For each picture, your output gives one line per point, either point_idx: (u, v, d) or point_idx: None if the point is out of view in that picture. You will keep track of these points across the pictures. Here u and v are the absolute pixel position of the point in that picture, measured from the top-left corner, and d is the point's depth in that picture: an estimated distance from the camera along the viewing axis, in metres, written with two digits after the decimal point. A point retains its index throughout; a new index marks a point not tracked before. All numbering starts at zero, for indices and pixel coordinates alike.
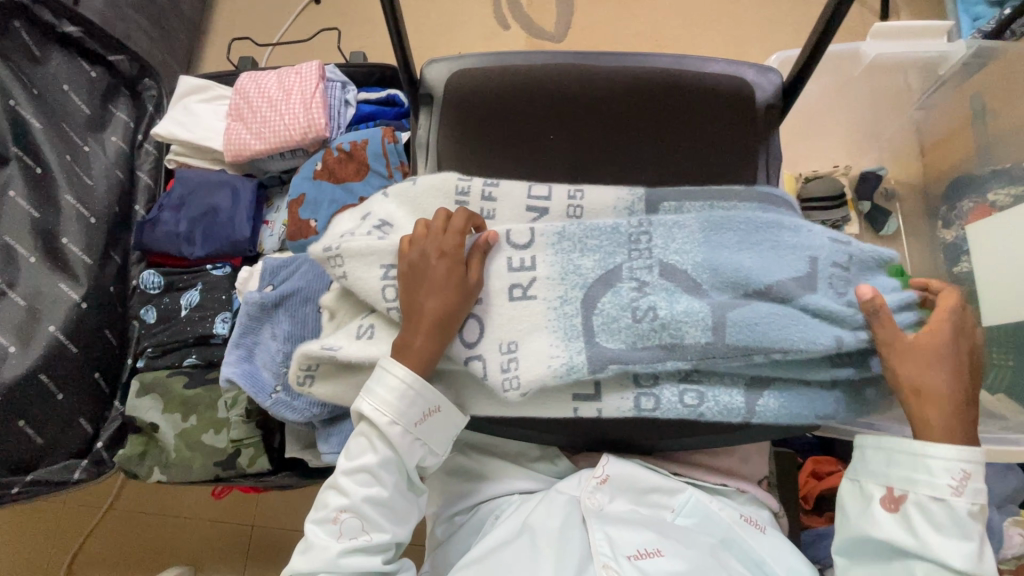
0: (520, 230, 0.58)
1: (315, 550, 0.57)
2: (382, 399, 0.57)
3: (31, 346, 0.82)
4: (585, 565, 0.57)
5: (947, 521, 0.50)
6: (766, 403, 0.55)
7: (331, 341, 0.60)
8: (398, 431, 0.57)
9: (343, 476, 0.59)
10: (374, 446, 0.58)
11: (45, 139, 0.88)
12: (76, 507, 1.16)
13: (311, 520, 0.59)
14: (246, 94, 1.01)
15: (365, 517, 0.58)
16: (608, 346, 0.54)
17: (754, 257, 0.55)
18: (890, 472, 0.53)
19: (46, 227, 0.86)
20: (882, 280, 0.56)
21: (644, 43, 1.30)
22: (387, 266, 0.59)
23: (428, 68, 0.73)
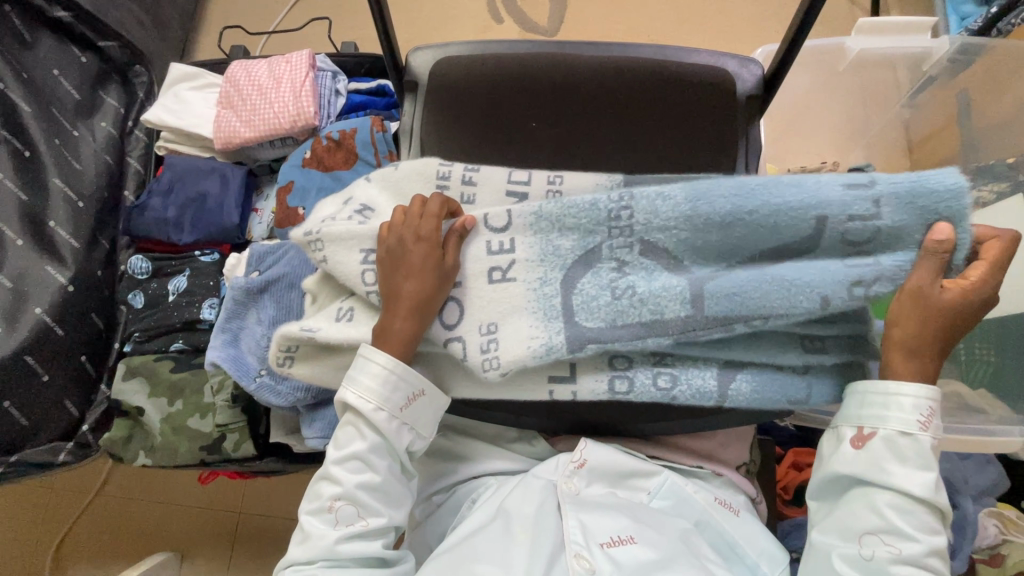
0: (499, 214, 0.59)
1: (313, 539, 0.58)
2: (365, 385, 0.58)
3: (17, 328, 0.82)
4: (557, 553, 0.57)
5: (911, 454, 0.52)
6: (741, 382, 0.55)
7: (311, 322, 0.60)
8: (384, 416, 0.58)
9: (334, 466, 0.59)
10: (363, 433, 0.59)
11: (34, 123, 0.88)
12: (64, 491, 1.16)
13: (306, 511, 0.60)
14: (236, 81, 1.02)
15: (360, 503, 0.58)
16: (587, 325, 0.55)
17: (744, 227, 0.53)
18: (863, 412, 0.54)
19: (34, 210, 0.86)
20: (924, 204, 0.50)
21: (636, 35, 1.31)
22: (367, 251, 0.60)
23: (413, 56, 0.74)
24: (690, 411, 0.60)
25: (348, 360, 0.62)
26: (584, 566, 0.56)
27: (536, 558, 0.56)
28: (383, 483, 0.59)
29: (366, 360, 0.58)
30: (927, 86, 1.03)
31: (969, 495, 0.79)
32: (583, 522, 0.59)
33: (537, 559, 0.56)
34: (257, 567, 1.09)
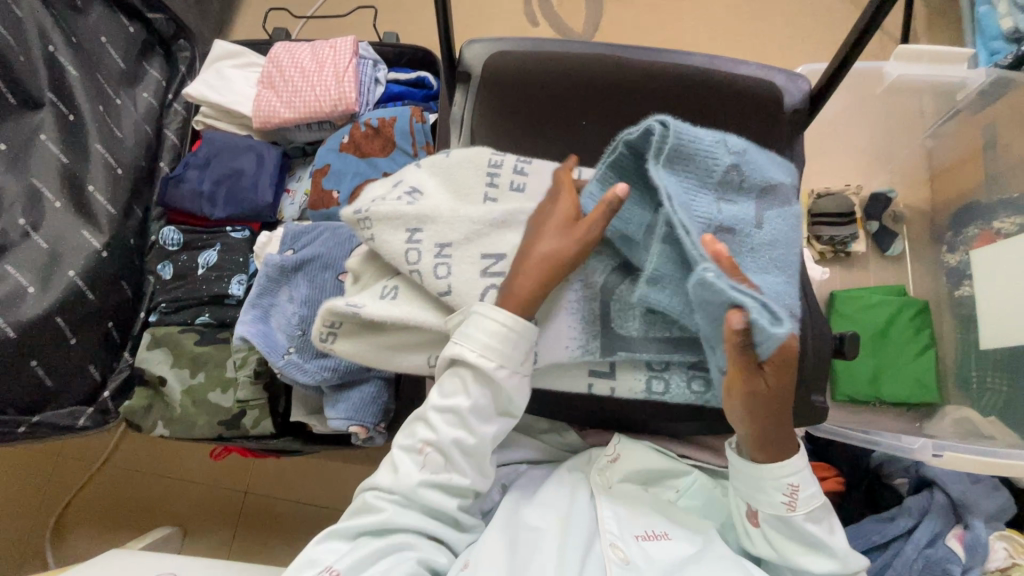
0: (547, 210, 0.60)
1: (400, 474, 0.58)
2: (483, 345, 0.55)
3: (50, 289, 0.82)
4: (591, 542, 0.59)
5: (790, 531, 0.57)
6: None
7: (356, 299, 0.60)
8: (505, 373, 0.56)
9: (434, 411, 0.58)
10: (473, 387, 0.57)
11: (80, 86, 0.89)
12: (71, 458, 1.16)
13: (398, 445, 0.60)
14: (279, 62, 1.03)
15: (447, 458, 0.58)
16: (622, 333, 0.56)
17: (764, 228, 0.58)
18: (782, 480, 0.56)
19: (74, 173, 0.87)
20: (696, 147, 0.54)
21: (670, 44, 1.33)
22: (413, 231, 0.58)
23: (466, 48, 0.75)
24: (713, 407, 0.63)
25: (395, 339, 0.61)
26: (619, 556, 0.57)
27: (568, 544, 0.57)
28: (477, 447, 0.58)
29: (487, 318, 0.55)
30: (954, 117, 1.05)
31: (980, 517, 0.80)
32: (614, 514, 0.61)
33: (572, 550, 0.57)
34: (264, 547, 1.08)
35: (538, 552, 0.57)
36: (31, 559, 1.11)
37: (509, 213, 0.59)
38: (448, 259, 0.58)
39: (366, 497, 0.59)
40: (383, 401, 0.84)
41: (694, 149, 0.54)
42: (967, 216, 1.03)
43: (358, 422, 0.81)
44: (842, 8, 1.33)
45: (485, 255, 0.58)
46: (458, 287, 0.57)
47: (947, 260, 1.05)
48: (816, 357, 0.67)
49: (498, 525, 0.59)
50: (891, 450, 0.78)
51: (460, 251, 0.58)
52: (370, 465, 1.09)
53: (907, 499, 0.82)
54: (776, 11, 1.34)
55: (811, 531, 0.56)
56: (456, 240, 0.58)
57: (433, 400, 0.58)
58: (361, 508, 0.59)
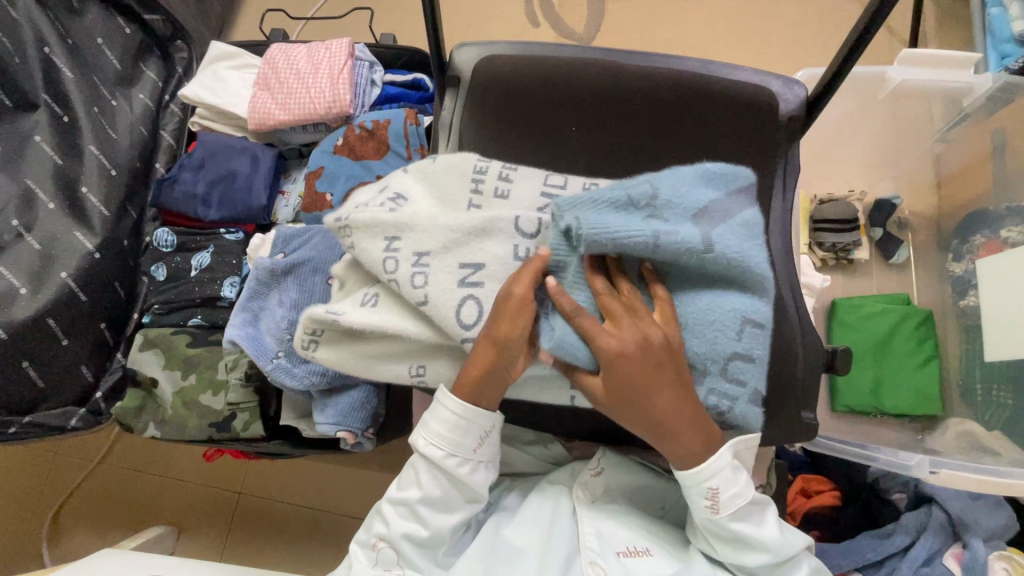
0: (530, 217, 0.58)
1: (354, 567, 0.59)
2: (433, 432, 0.58)
3: (41, 290, 0.82)
4: (572, 558, 0.58)
5: (724, 532, 0.56)
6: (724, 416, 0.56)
7: (336, 307, 0.59)
8: (454, 464, 0.58)
9: (388, 502, 0.60)
10: (427, 480, 0.59)
11: (75, 89, 0.89)
12: (68, 456, 1.17)
13: (355, 540, 0.61)
14: (274, 64, 1.02)
15: (400, 554, 0.59)
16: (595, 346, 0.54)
17: (742, 221, 0.55)
18: (700, 483, 0.55)
19: (68, 175, 0.87)
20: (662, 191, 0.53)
21: (671, 46, 1.31)
22: (392, 240, 0.57)
23: (457, 52, 0.74)
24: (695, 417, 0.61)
25: (377, 347, 0.60)
26: (598, 572, 0.57)
27: (548, 559, 0.57)
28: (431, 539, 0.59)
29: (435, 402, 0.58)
30: (962, 122, 1.02)
31: (981, 536, 0.78)
32: (598, 529, 0.60)
33: (554, 558, 0.57)
34: (256, 549, 1.08)
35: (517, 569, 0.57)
36: (27, 558, 1.12)
37: (488, 221, 0.57)
38: (426, 268, 0.56)
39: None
40: (372, 406, 0.84)
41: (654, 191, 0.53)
42: (975, 225, 1.00)
43: (346, 427, 0.81)
44: (849, 8, 1.30)
45: (463, 264, 0.57)
46: (435, 297, 0.56)
47: (953, 269, 1.03)
48: (808, 369, 0.65)
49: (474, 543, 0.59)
50: (888, 466, 0.76)
51: (438, 260, 0.56)
52: (362, 468, 1.08)
53: (904, 515, 0.81)
54: (781, 12, 1.32)
55: (740, 530, 0.56)
56: (434, 248, 0.57)
57: (389, 491, 0.61)
58: None
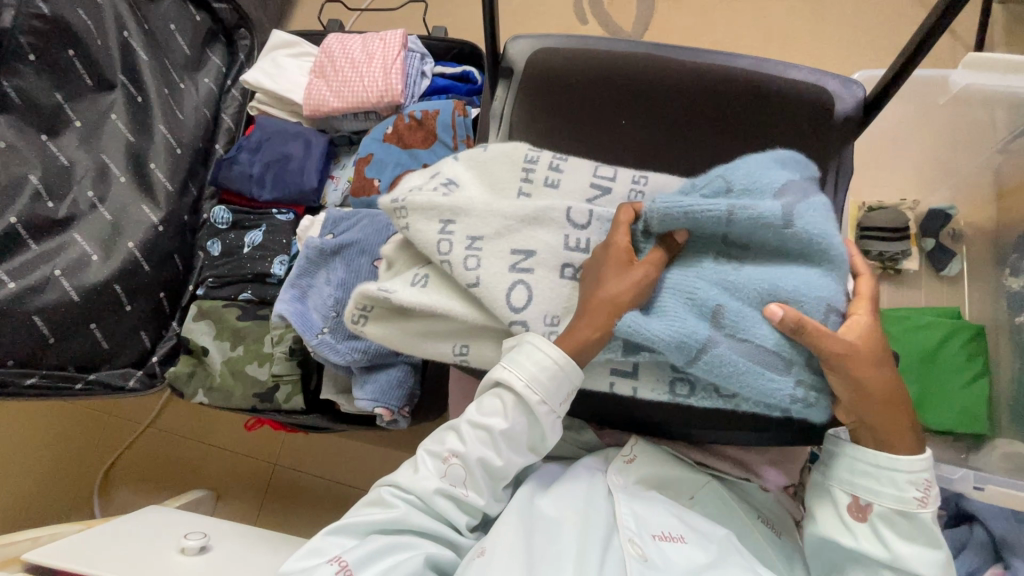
0: (579, 209, 0.60)
1: (421, 477, 0.59)
2: (532, 373, 0.56)
3: (110, 258, 0.88)
4: (609, 537, 0.59)
5: (912, 529, 0.55)
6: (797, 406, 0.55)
7: (388, 284, 0.61)
8: (545, 410, 0.57)
9: (467, 424, 0.59)
10: (510, 414, 0.58)
11: (149, 71, 0.95)
12: (120, 418, 1.24)
13: (425, 449, 0.61)
14: (331, 53, 1.06)
15: (468, 475, 0.59)
16: (659, 327, 0.53)
17: (821, 202, 0.56)
18: (911, 475, 0.55)
19: (139, 152, 0.92)
20: (741, 177, 0.56)
21: (721, 46, 1.30)
22: (446, 222, 0.59)
23: (510, 44, 0.76)
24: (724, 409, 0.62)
25: (432, 324, 0.62)
26: (636, 552, 0.57)
27: (588, 538, 0.58)
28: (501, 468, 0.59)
29: (539, 351, 0.56)
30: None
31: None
32: (635, 513, 0.60)
33: (592, 537, 0.58)
34: (289, 518, 1.13)
35: (552, 543, 0.57)
36: (79, 512, 1.18)
37: (541, 210, 0.59)
38: (478, 252, 0.58)
39: (384, 492, 0.60)
40: (408, 386, 0.86)
41: (739, 179, 0.56)
42: None
43: (384, 404, 0.84)
44: (912, 12, 1.26)
45: (514, 251, 0.59)
46: (486, 279, 0.58)
47: (1010, 284, 0.97)
48: None
49: (514, 508, 0.59)
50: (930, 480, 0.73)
51: (490, 245, 0.59)
52: (393, 448, 1.12)
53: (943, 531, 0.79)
54: (838, 14, 1.29)
55: (933, 533, 0.55)
56: (488, 233, 0.59)
57: (468, 415, 0.60)
58: (376, 501, 0.60)
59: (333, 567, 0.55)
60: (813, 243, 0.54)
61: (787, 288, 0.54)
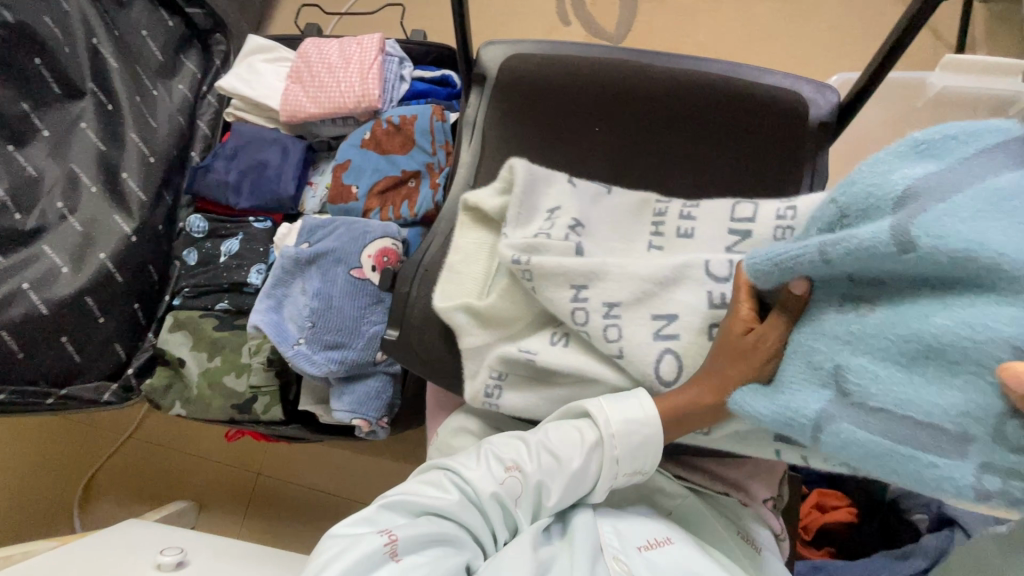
0: (719, 261, 0.55)
1: (477, 477, 0.55)
2: (626, 424, 0.53)
3: (81, 270, 0.86)
4: (598, 554, 0.55)
5: None
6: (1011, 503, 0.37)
7: (528, 345, 0.60)
8: (615, 468, 0.55)
9: (540, 446, 0.56)
10: (586, 454, 0.54)
11: (120, 78, 0.93)
12: (101, 429, 1.22)
13: (492, 448, 0.57)
14: (307, 58, 1.05)
15: (524, 494, 0.54)
16: (761, 407, 0.44)
17: (985, 193, 0.36)
18: None
19: (110, 161, 0.91)
20: (854, 190, 0.41)
21: (704, 50, 1.29)
22: (579, 287, 0.55)
23: (484, 50, 0.75)
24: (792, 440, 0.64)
25: (563, 391, 0.60)
26: (622, 568, 0.54)
27: (578, 555, 0.53)
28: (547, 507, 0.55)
29: (641, 409, 0.53)
30: None
31: None
32: (614, 526, 0.59)
33: (583, 552, 0.53)
34: (273, 529, 1.11)
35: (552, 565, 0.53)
36: (58, 525, 1.16)
37: (679, 268, 0.55)
38: (618, 320, 0.55)
39: (444, 476, 0.56)
40: (387, 397, 0.86)
41: (853, 193, 0.41)
42: None
43: (361, 416, 0.84)
44: (895, 12, 1.26)
45: (655, 316, 0.54)
46: (630, 350, 0.54)
47: None
48: None
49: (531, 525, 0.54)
50: None
51: (631, 311, 0.55)
52: (378, 457, 1.11)
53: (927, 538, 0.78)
54: (820, 14, 1.28)
55: None
56: (625, 299, 0.55)
57: (545, 438, 0.56)
58: (433, 482, 0.56)
59: (381, 538, 0.49)
60: (960, 263, 0.36)
61: (938, 333, 0.37)
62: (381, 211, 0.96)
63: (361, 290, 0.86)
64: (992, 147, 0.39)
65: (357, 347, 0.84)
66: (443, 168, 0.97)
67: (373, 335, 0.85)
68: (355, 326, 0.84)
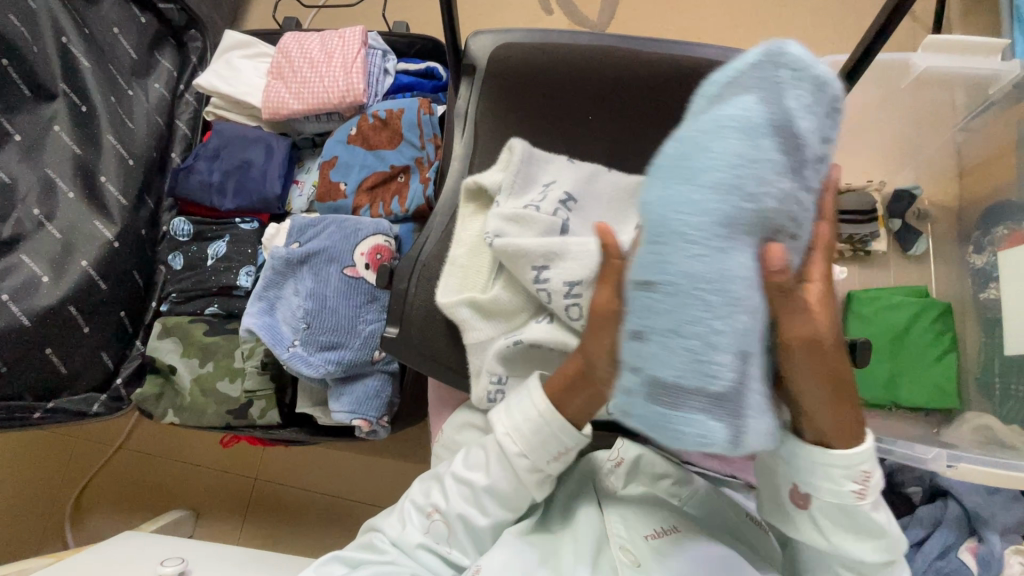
0: None
1: (406, 530, 0.61)
2: (513, 423, 0.56)
3: (63, 279, 0.83)
4: (602, 546, 0.58)
5: None
6: (755, 425, 0.39)
7: (514, 331, 0.61)
8: (525, 464, 0.56)
9: (451, 477, 0.61)
10: (494, 468, 0.58)
11: (93, 78, 0.89)
12: (87, 441, 1.19)
13: (412, 501, 0.63)
14: (288, 53, 1.02)
15: (452, 531, 0.60)
16: None
17: (676, 141, 0.40)
18: None
19: (87, 164, 0.87)
20: None
21: (687, 35, 1.29)
22: (540, 269, 0.56)
23: (472, 41, 0.74)
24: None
25: None
26: (629, 559, 0.56)
27: (580, 547, 0.57)
28: (482, 528, 0.59)
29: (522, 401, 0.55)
30: (986, 111, 1.00)
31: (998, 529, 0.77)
32: (622, 516, 0.61)
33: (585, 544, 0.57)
34: (274, 533, 1.10)
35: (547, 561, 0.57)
36: (52, 540, 1.14)
37: None
38: (580, 300, 0.55)
39: (372, 538, 0.62)
40: (386, 396, 0.86)
41: None
42: (997, 216, 0.99)
43: (361, 416, 0.83)
44: None
45: None
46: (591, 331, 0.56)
47: (973, 261, 1.02)
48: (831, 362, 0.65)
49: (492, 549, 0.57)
50: (905, 459, 0.74)
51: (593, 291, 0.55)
52: (378, 456, 1.10)
53: (919, 508, 0.80)
54: None
55: None
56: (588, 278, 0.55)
57: (455, 468, 0.61)
58: (367, 546, 0.62)
59: None
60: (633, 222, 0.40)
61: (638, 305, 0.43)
62: (371, 208, 0.95)
63: (356, 289, 0.85)
64: (744, 74, 0.41)
65: (354, 347, 0.83)
66: (433, 162, 0.95)
67: (370, 334, 0.84)
68: (352, 325, 0.84)
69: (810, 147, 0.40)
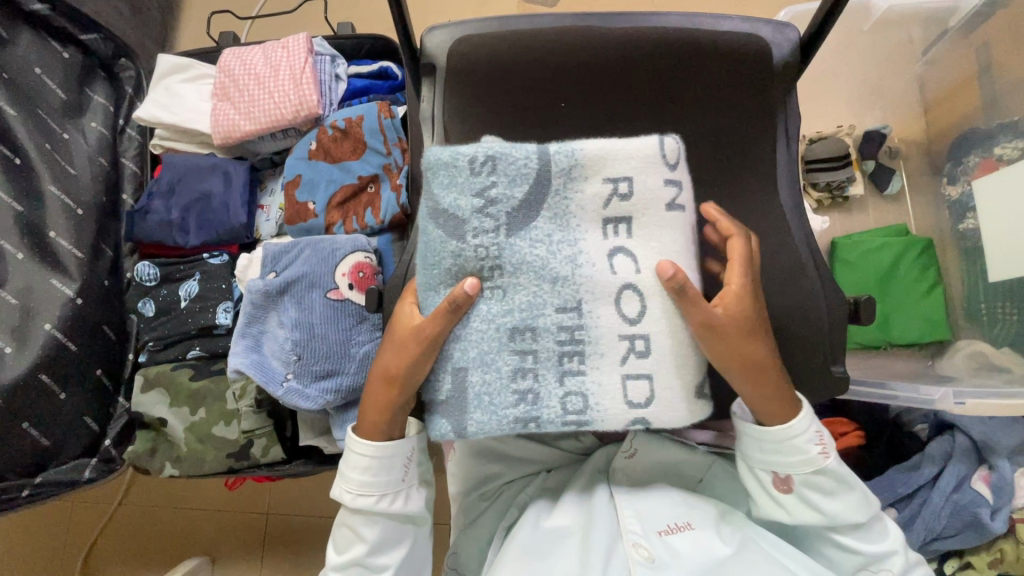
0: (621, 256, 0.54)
1: None
2: (359, 482, 0.60)
3: (28, 346, 0.78)
4: (614, 542, 0.62)
5: None
6: (483, 417, 0.54)
7: None
8: (387, 500, 0.61)
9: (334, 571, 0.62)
10: (363, 534, 0.61)
11: (22, 126, 0.83)
12: (85, 506, 1.14)
13: None
14: (230, 71, 0.96)
15: None
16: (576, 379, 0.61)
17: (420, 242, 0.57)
18: None
19: (32, 221, 0.81)
20: None
21: (640, 3, 1.25)
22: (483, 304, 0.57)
23: (429, 36, 0.66)
24: (805, 366, 0.67)
25: None
26: (642, 554, 0.60)
27: (593, 537, 0.61)
28: None
29: (361, 459, 0.60)
30: (944, 40, 1.02)
31: (1005, 455, 0.80)
32: (637, 512, 0.63)
33: (597, 545, 0.60)
34: (294, 565, 1.08)
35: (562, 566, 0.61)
36: None
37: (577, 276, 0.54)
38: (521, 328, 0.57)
39: None
40: None
41: None
42: (966, 145, 0.99)
43: None
44: None
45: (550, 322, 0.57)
46: None
47: (948, 194, 1.03)
48: (828, 325, 0.68)
49: None
50: (912, 402, 0.78)
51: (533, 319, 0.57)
52: None
53: (929, 445, 0.82)
54: None
55: None
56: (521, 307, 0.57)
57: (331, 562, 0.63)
58: None
59: None
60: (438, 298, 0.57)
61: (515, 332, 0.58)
62: (344, 224, 0.91)
63: (343, 312, 0.82)
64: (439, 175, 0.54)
65: (350, 372, 0.80)
66: (401, 167, 0.91)
67: (365, 357, 0.81)
68: (344, 350, 0.81)
69: (466, 214, 0.53)
